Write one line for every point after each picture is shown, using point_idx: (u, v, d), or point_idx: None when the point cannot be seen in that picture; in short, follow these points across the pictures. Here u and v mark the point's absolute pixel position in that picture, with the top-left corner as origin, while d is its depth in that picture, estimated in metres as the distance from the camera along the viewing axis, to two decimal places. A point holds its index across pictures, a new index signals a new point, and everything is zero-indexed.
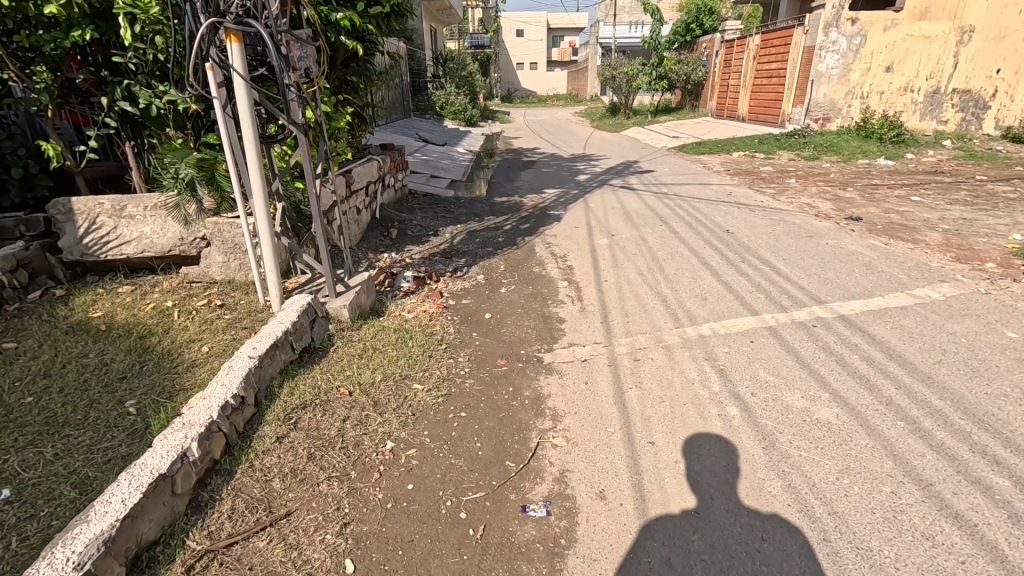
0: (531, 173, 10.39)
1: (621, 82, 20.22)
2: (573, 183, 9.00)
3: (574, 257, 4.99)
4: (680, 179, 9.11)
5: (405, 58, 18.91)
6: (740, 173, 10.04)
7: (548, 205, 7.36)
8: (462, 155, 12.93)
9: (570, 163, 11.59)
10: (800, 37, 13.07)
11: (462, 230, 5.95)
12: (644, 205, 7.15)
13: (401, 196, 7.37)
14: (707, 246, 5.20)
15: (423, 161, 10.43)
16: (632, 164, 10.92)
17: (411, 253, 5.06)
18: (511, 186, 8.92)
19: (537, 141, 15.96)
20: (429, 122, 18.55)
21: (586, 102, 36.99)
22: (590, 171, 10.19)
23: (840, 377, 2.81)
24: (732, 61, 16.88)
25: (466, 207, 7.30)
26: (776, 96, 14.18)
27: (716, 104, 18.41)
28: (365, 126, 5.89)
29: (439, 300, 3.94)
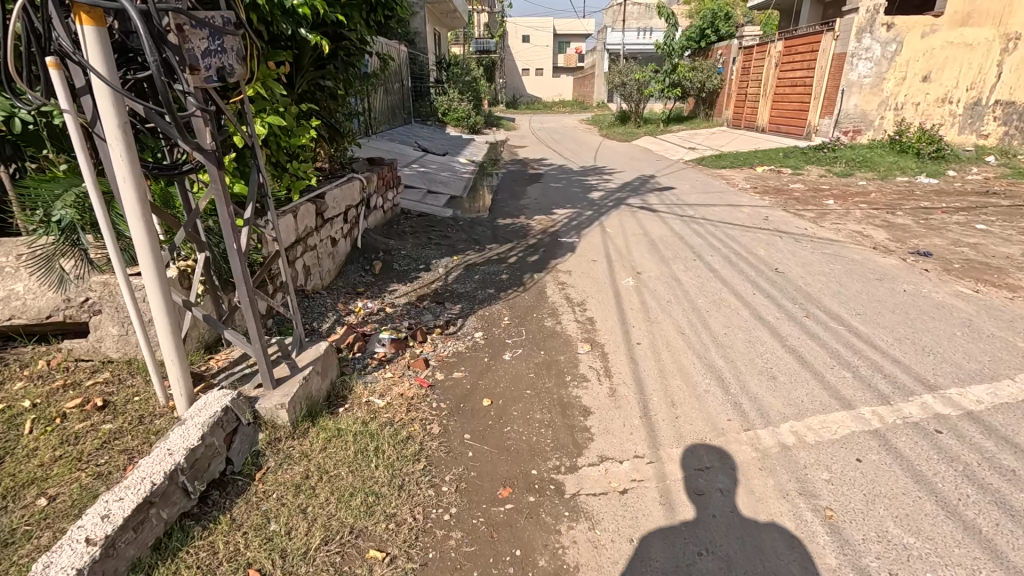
0: (538, 188, 9.47)
1: (632, 89, 19.33)
2: (586, 201, 8.07)
3: (594, 305, 4.06)
4: (705, 199, 8.16)
5: (406, 62, 18.14)
6: (769, 191, 9.10)
7: (558, 230, 6.43)
8: (464, 165, 12.04)
9: (581, 176, 10.67)
10: (829, 44, 12.15)
11: (459, 264, 5.02)
12: (670, 231, 6.21)
13: (390, 218, 6.45)
14: (756, 291, 4.26)
15: (419, 175, 9.54)
16: (649, 179, 9.99)
17: (393, 299, 4.14)
18: (516, 204, 7.99)
19: (544, 151, 15.09)
20: (431, 130, 17.72)
21: (593, 108, 36.15)
22: (604, 186, 9.26)
23: (1016, 541, 1.87)
24: (752, 68, 15.99)
25: (466, 231, 6.38)
26: (801, 106, 13.25)
27: (732, 113, 17.48)
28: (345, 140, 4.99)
29: (422, 375, 3.02)
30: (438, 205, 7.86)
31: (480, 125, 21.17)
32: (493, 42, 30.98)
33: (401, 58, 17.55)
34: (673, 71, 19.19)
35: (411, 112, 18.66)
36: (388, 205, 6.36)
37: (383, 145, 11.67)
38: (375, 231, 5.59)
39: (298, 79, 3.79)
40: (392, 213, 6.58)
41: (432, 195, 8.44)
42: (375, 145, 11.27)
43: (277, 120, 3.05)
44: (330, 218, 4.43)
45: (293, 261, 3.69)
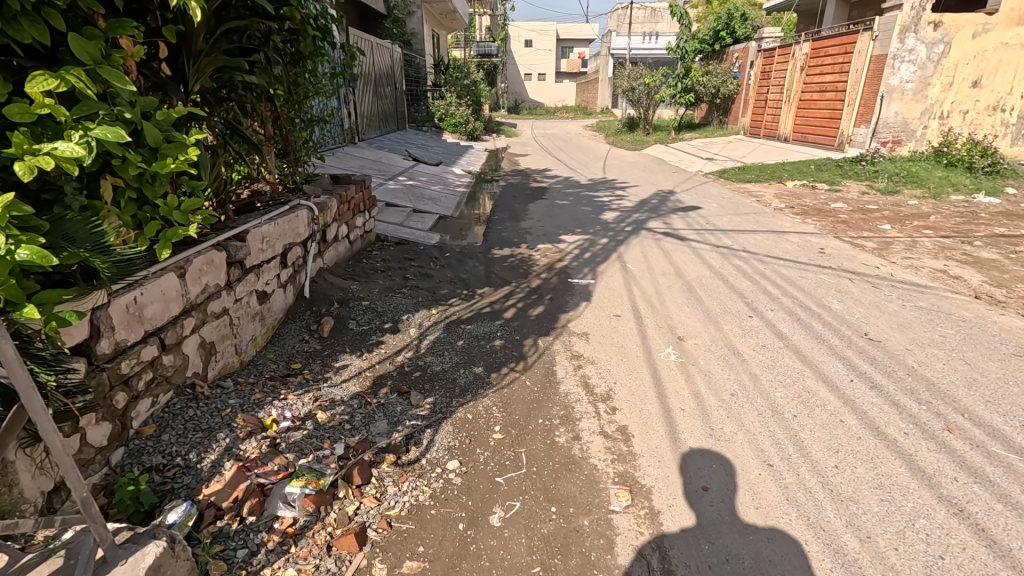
0: (541, 205, 8.25)
1: (641, 95, 18.11)
2: (598, 224, 6.82)
3: (625, 398, 2.83)
4: (739, 222, 6.91)
5: (400, 65, 17.01)
6: (809, 212, 7.86)
7: (566, 264, 5.18)
8: (458, 177, 10.83)
9: (589, 190, 9.44)
10: (866, 44, 10.94)
11: (439, 320, 3.79)
12: (707, 268, 4.97)
13: (360, 249, 5.24)
14: (852, 376, 3.01)
15: (404, 190, 8.33)
16: (668, 195, 8.75)
17: (338, 387, 2.91)
18: (515, 227, 6.74)
19: (548, 160, 13.88)
20: (426, 136, 16.58)
21: (599, 114, 34.96)
22: (617, 205, 8.02)
23: None
24: (772, 73, 14.80)
25: (452, 265, 5.14)
26: (832, 113, 12.01)
27: (750, 120, 16.26)
28: (253, 159, 3.77)
29: (347, 572, 1.78)
30: (423, 226, 6.63)
31: (479, 132, 19.94)
32: (494, 45, 29.87)
33: (395, 60, 16.45)
34: (686, 76, 17.98)
35: (405, 117, 17.56)
36: (357, 232, 5.15)
37: (368, 155, 10.51)
38: (333, 271, 4.38)
39: (190, 69, 2.56)
40: (364, 242, 5.37)
41: (418, 214, 7.23)
42: (358, 156, 10.09)
43: (113, 133, 1.82)
44: (258, 267, 3.22)
45: (178, 344, 2.47)
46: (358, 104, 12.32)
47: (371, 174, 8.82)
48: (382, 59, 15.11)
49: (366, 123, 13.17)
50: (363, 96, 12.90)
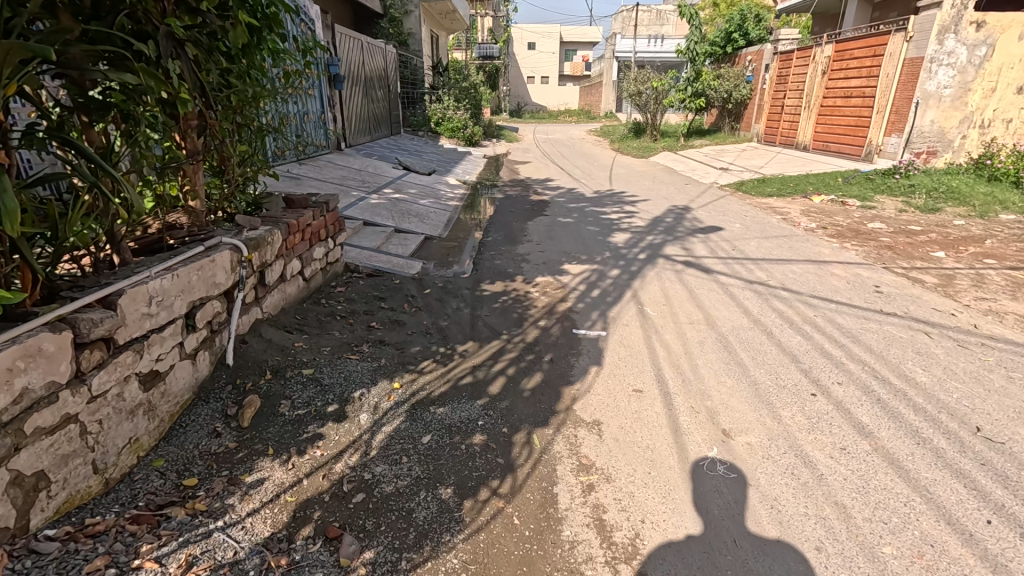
0: (541, 223, 7.31)
1: (648, 99, 17.22)
2: (606, 249, 5.88)
3: (659, 558, 1.91)
4: (769, 247, 5.96)
5: (395, 66, 16.18)
6: (846, 234, 6.92)
7: (570, 306, 4.25)
8: (452, 188, 9.90)
9: (595, 205, 8.50)
10: (899, 46, 10.04)
11: (401, 399, 2.86)
12: (744, 316, 4.04)
13: (319, 287, 4.31)
14: (988, 515, 2.08)
15: (387, 206, 7.41)
16: (683, 213, 7.81)
17: (236, 531, 1.99)
18: (510, 252, 5.80)
19: (551, 169, 12.98)
20: (421, 142, 15.68)
21: (602, 118, 34.09)
22: (627, 224, 7.07)
23: None
24: (790, 77, 13.91)
25: (432, 307, 4.22)
26: (859, 120, 11.07)
27: (765, 127, 15.36)
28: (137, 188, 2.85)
29: None
30: (402, 251, 5.70)
31: (478, 137, 19.05)
32: (495, 47, 29.05)
33: (389, 62, 15.57)
34: (696, 79, 17.07)
35: (400, 121, 16.70)
36: (314, 267, 4.21)
37: (353, 165, 9.59)
38: (273, 324, 3.45)
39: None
40: (325, 277, 4.44)
41: (399, 236, 6.30)
42: (340, 166, 9.17)
43: None
44: (139, 342, 2.29)
45: None
46: (345, 108, 11.43)
47: (352, 188, 7.90)
48: (374, 60, 14.21)
49: (354, 128, 12.27)
50: (350, 99, 11.98)
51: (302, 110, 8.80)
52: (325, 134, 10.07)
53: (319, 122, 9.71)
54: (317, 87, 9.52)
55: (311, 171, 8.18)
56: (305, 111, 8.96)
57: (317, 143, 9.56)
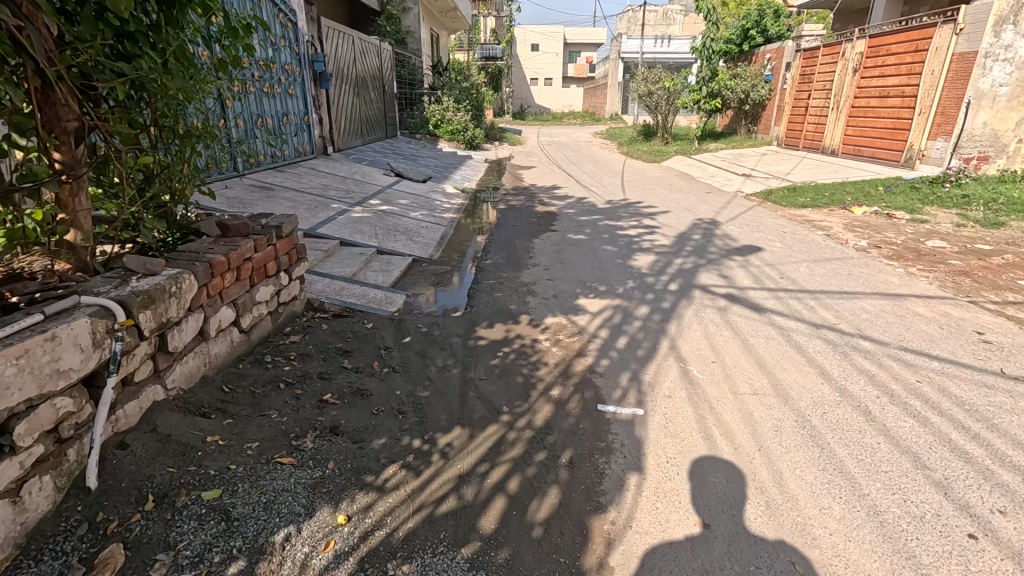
0: (548, 241, 6.31)
1: (660, 100, 16.29)
2: (628, 277, 4.87)
3: None
4: (823, 275, 4.94)
5: (391, 64, 15.23)
6: (905, 256, 5.92)
7: (590, 365, 3.25)
8: (448, 198, 8.91)
9: (609, 219, 7.49)
10: (946, 40, 9.02)
11: (345, 549, 1.87)
12: (822, 382, 3.04)
13: (263, 338, 3.32)
14: None
15: (369, 221, 6.42)
16: (711, 229, 6.79)
17: None
18: (511, 282, 4.81)
19: (557, 175, 11.99)
20: (419, 146, 14.71)
21: (608, 120, 33.10)
22: (648, 244, 6.06)
23: None
24: (815, 76, 12.92)
25: (410, 364, 3.24)
26: (898, 122, 10.04)
27: (785, 130, 14.37)
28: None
29: None
30: (380, 280, 4.71)
31: (479, 141, 17.80)
32: (497, 47, 28.14)
33: (384, 59, 14.62)
34: (712, 79, 16.09)
35: (395, 124, 15.77)
36: (256, 315, 3.21)
37: (336, 172, 8.63)
38: (182, 406, 2.47)
39: None
40: (272, 325, 3.45)
41: (379, 259, 5.31)
42: (321, 174, 8.21)
43: None
44: None
45: None
46: (333, 108, 10.49)
47: (331, 200, 6.93)
48: (368, 58, 13.27)
49: (344, 131, 11.33)
50: (339, 98, 11.05)
51: (274, 111, 7.89)
52: (306, 137, 9.14)
53: (299, 124, 8.81)
54: (294, 85, 8.59)
55: (285, 180, 7.24)
56: (279, 112, 8.05)
57: (295, 147, 8.65)
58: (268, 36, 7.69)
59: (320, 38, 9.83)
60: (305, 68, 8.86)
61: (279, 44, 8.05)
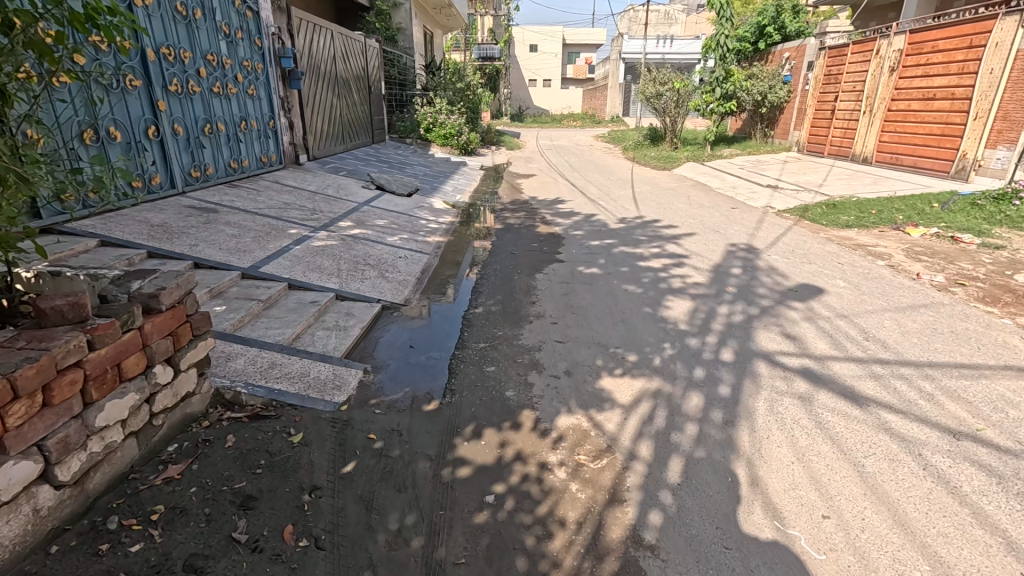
0: (553, 277, 5.09)
1: (669, 103, 15.16)
2: (664, 339, 3.66)
3: None
4: (918, 335, 3.75)
5: (378, 63, 14.04)
6: (999, 297, 4.74)
7: (631, 529, 2.04)
8: (435, 216, 7.70)
9: (626, 244, 6.29)
10: (1010, 34, 7.85)
11: None
12: (1023, 572, 1.83)
13: (116, 479, 2.11)
14: None
15: (331, 252, 5.18)
16: (750, 260, 5.59)
17: None
18: (507, 345, 3.59)
19: (560, 186, 10.82)
20: (407, 152, 13.46)
21: (608, 122, 32.03)
22: (679, 282, 4.86)
23: None
24: (842, 76, 11.77)
25: (346, 526, 2.02)
26: (947, 128, 8.89)
27: (807, 135, 13.23)
28: None
29: None
30: (328, 347, 3.48)
31: (473, 145, 16.52)
32: (495, 46, 27.07)
33: (371, 56, 13.37)
34: (726, 79, 14.71)
35: (383, 127, 14.59)
36: (100, 449, 2.01)
37: (305, 187, 7.39)
38: None
39: None
40: (138, 450, 2.25)
41: (334, 311, 4.07)
42: (285, 189, 6.97)
43: None
44: None
45: None
46: (308, 112, 9.24)
47: (288, 224, 5.69)
48: (351, 55, 12.03)
49: (321, 136, 10.09)
50: (315, 100, 9.80)
51: (227, 116, 6.67)
52: (271, 144, 7.92)
53: (261, 129, 7.58)
54: (255, 85, 7.37)
55: (237, 199, 6.01)
56: (233, 116, 6.83)
57: (257, 157, 7.43)
58: (218, 26, 6.48)
59: (290, 31, 8.59)
60: (266, 63, 7.64)
61: (234, 37, 6.84)
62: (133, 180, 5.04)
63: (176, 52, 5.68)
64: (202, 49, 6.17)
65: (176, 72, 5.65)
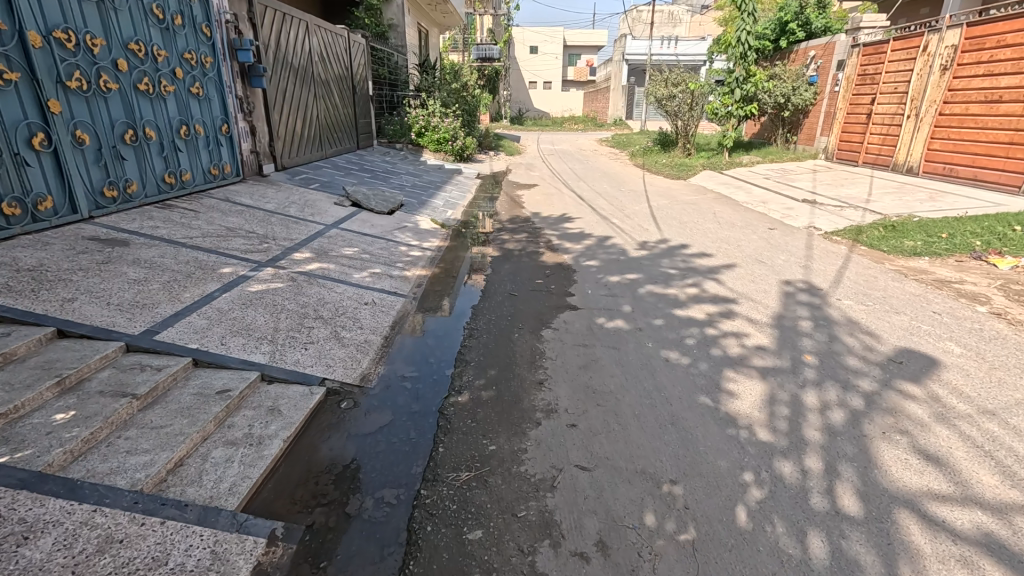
0: (566, 335, 3.82)
1: (682, 105, 14.08)
2: (741, 467, 2.41)
3: None
4: None
5: (367, 60, 12.86)
6: None
7: None
8: (420, 240, 6.44)
9: (653, 281, 5.04)
10: None
11: None
12: None
13: None
14: None
15: (271, 302, 3.91)
16: (818, 308, 4.34)
17: None
18: (503, 478, 2.34)
19: (566, 199, 9.60)
20: (397, 158, 12.24)
21: (612, 125, 30.90)
22: (735, 348, 3.60)
23: None
24: (881, 77, 10.57)
25: None
26: (1018, 135, 7.66)
27: (837, 141, 12.03)
28: None
29: None
30: (219, 487, 2.21)
31: (469, 150, 15.23)
32: (494, 45, 25.95)
33: (356, 53, 12.09)
34: (746, 79, 13.23)
35: (371, 131, 13.39)
36: None
37: (262, 205, 6.15)
38: None
39: None
40: None
41: (251, 407, 2.79)
42: (235, 209, 5.72)
43: None
44: None
45: None
46: (277, 114, 7.98)
47: (224, 258, 4.43)
48: (332, 51, 10.74)
49: (295, 142, 8.85)
50: (287, 101, 8.54)
51: (161, 119, 5.42)
52: (225, 153, 6.64)
53: (209, 135, 6.30)
54: (202, 81, 6.11)
55: (164, 226, 4.77)
56: (170, 120, 5.57)
57: (205, 169, 6.16)
58: (147, 7, 5.22)
59: (252, 21, 7.34)
60: (216, 54, 6.37)
61: (171, 22, 5.57)
62: (4, 206, 3.79)
63: (80, 37, 4.43)
64: (121, 36, 4.91)
65: (79, 64, 4.40)
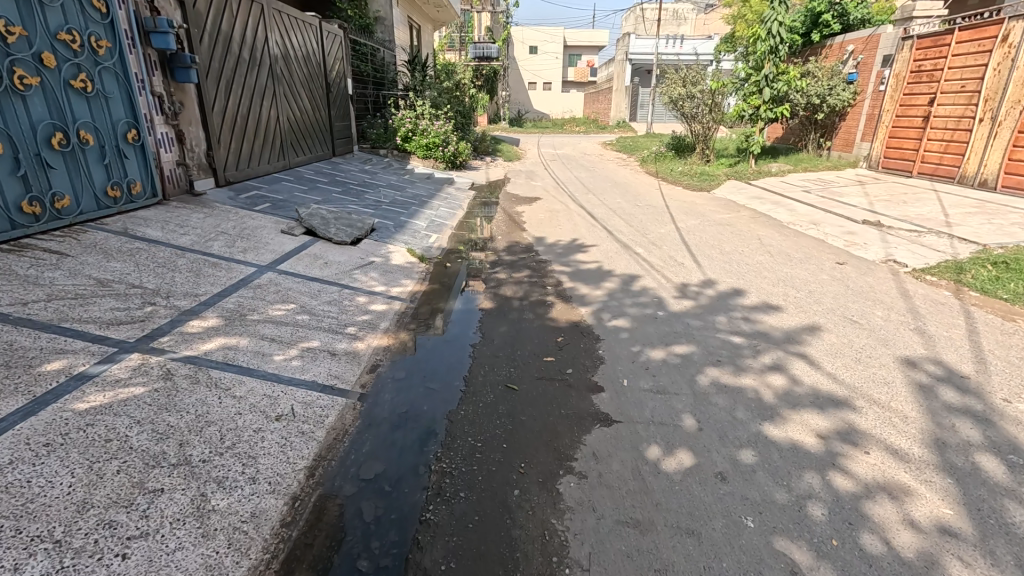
0: (600, 495, 2.25)
1: (701, 107, 12.47)
2: None
3: None
4: None
5: (344, 56, 11.25)
6: None
7: None
8: (387, 283, 4.86)
9: (714, 360, 3.46)
10: None
11: None
12: None
13: None
14: None
15: (106, 433, 2.33)
16: (987, 422, 2.77)
17: None
18: None
19: (576, 218, 8.03)
20: (379, 167, 10.68)
21: (616, 127, 29.35)
22: (907, 535, 2.03)
23: None
24: (943, 73, 9.05)
25: None
26: None
27: (882, 147, 10.50)
28: None
29: None
30: None
31: (462, 158, 13.60)
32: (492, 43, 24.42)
33: (331, 46, 10.49)
34: (777, 77, 11.33)
35: (351, 137, 11.81)
36: None
37: (175, 238, 4.57)
38: None
39: None
40: None
41: None
42: (127, 247, 4.14)
43: None
44: None
45: None
46: (215, 117, 6.39)
47: (63, 342, 2.85)
48: (299, 42, 9.14)
49: (247, 150, 7.27)
50: (234, 99, 6.94)
51: (15, 124, 3.84)
52: (133, 168, 5.05)
53: (106, 144, 4.72)
54: (92, 71, 4.52)
55: None
56: (33, 125, 3.99)
57: (96, 190, 4.57)
58: None
59: None
60: (115, 38, 4.79)
61: None
62: None
63: None
64: None
65: None
